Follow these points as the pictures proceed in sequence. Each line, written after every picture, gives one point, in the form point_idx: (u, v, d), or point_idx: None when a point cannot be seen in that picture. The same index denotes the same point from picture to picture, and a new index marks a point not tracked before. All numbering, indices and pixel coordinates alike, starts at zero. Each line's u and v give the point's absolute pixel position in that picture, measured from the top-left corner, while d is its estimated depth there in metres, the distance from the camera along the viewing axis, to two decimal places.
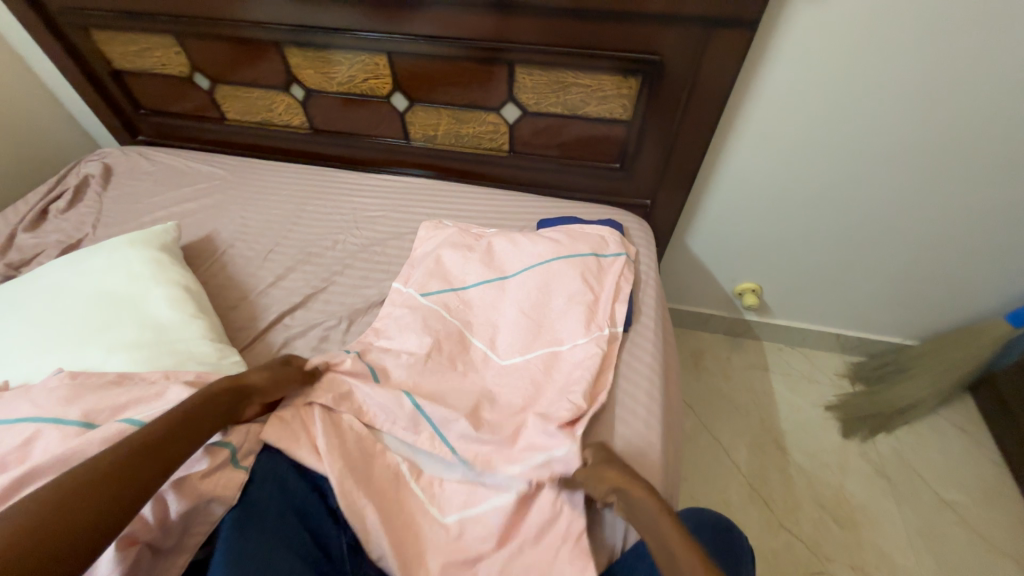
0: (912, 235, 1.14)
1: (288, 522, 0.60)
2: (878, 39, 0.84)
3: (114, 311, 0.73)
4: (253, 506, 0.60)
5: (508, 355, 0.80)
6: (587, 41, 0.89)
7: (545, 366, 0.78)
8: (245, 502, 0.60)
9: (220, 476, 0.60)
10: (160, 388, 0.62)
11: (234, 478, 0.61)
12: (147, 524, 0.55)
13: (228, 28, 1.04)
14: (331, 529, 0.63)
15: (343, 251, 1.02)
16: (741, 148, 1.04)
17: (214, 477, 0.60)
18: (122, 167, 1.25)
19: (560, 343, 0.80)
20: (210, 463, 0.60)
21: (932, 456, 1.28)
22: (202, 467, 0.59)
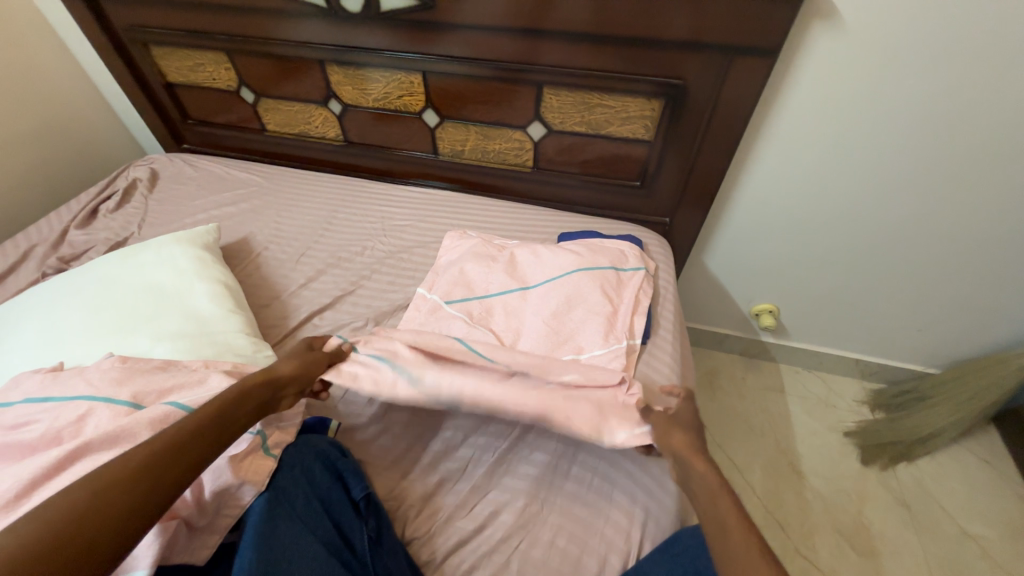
0: (933, 260, 1.14)
1: (312, 512, 0.62)
2: (897, 68, 0.87)
3: (160, 303, 0.77)
4: (282, 491, 0.62)
5: None
6: (613, 64, 0.94)
7: None
8: (275, 488, 0.62)
9: (251, 461, 0.63)
10: (201, 376, 0.66)
11: (264, 465, 0.64)
12: (186, 501, 0.58)
13: (276, 46, 1.12)
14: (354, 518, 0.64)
15: (371, 256, 1.07)
16: (761, 170, 1.07)
17: (246, 461, 0.63)
18: (167, 172, 1.33)
19: (579, 352, 0.82)
20: (245, 448, 0.63)
21: (956, 488, 1.24)
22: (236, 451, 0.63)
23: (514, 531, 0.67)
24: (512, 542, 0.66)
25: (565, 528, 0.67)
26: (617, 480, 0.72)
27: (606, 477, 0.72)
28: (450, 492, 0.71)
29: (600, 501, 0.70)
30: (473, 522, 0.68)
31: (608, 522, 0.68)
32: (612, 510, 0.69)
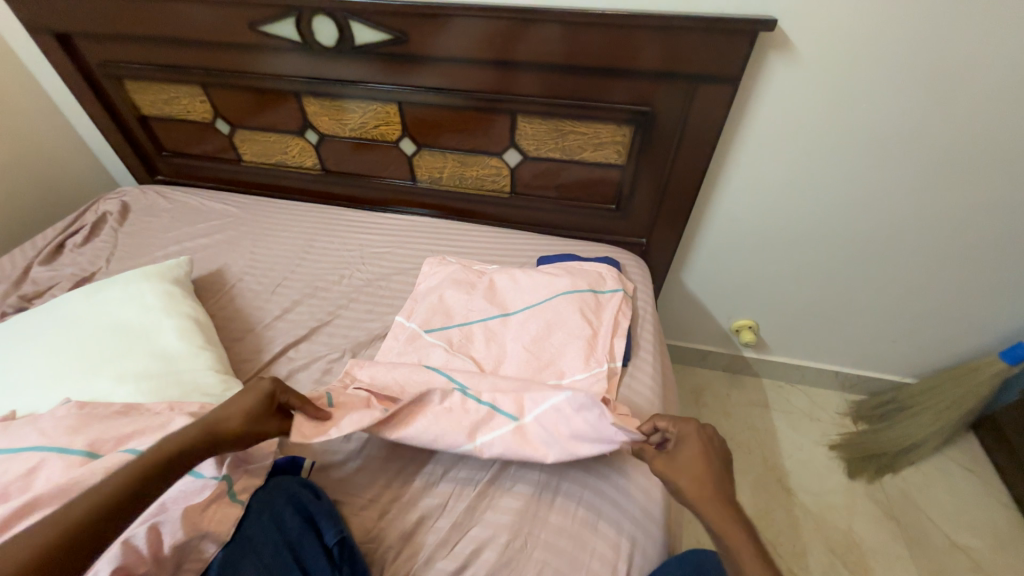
0: (900, 273, 1.18)
1: (281, 564, 0.59)
2: (852, 93, 0.91)
3: (124, 342, 0.74)
4: (246, 542, 0.60)
5: None
6: (585, 93, 0.97)
7: None
8: (238, 539, 0.60)
9: (216, 510, 0.60)
10: (165, 419, 0.63)
11: (230, 512, 0.61)
12: (142, 558, 0.55)
13: (251, 79, 1.12)
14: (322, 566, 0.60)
15: (348, 285, 1.05)
16: (732, 190, 1.10)
17: (210, 511, 0.60)
18: (139, 204, 1.30)
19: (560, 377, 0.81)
20: (208, 496, 0.60)
21: (940, 497, 1.25)
22: (198, 501, 0.60)
23: (497, 569, 0.65)
24: None
25: (550, 564, 0.65)
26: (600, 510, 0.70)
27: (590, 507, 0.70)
28: (430, 529, 0.68)
29: (586, 533, 0.68)
30: (455, 561, 0.66)
31: (593, 554, 0.66)
32: (598, 542, 0.67)
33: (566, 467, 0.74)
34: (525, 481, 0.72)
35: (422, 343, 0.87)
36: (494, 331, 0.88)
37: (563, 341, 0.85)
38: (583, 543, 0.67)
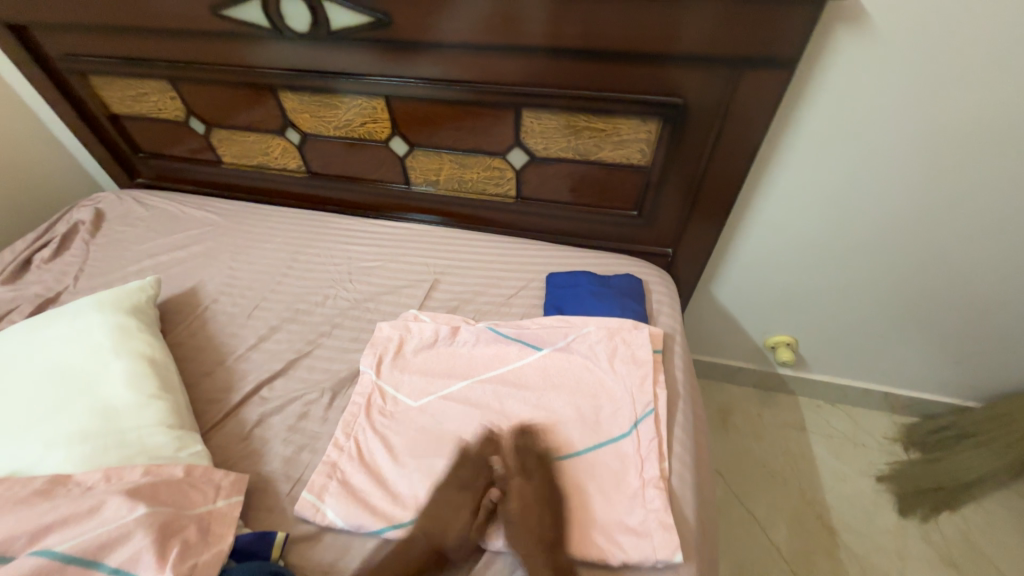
0: (974, 288, 1.01)
1: None
2: (942, 74, 0.73)
3: (64, 393, 0.64)
4: None
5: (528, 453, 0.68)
6: (604, 82, 0.81)
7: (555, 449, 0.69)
8: None
9: None
10: (97, 500, 0.53)
11: None
12: None
13: (222, 72, 0.99)
14: None
15: (332, 307, 0.94)
16: (778, 193, 0.94)
17: None
18: (115, 212, 1.20)
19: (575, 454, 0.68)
20: None
21: (1007, 539, 1.10)
22: None
23: None
24: None
25: None
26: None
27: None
28: None
29: None
30: None
31: None
32: None
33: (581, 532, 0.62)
34: None
35: (433, 369, 0.79)
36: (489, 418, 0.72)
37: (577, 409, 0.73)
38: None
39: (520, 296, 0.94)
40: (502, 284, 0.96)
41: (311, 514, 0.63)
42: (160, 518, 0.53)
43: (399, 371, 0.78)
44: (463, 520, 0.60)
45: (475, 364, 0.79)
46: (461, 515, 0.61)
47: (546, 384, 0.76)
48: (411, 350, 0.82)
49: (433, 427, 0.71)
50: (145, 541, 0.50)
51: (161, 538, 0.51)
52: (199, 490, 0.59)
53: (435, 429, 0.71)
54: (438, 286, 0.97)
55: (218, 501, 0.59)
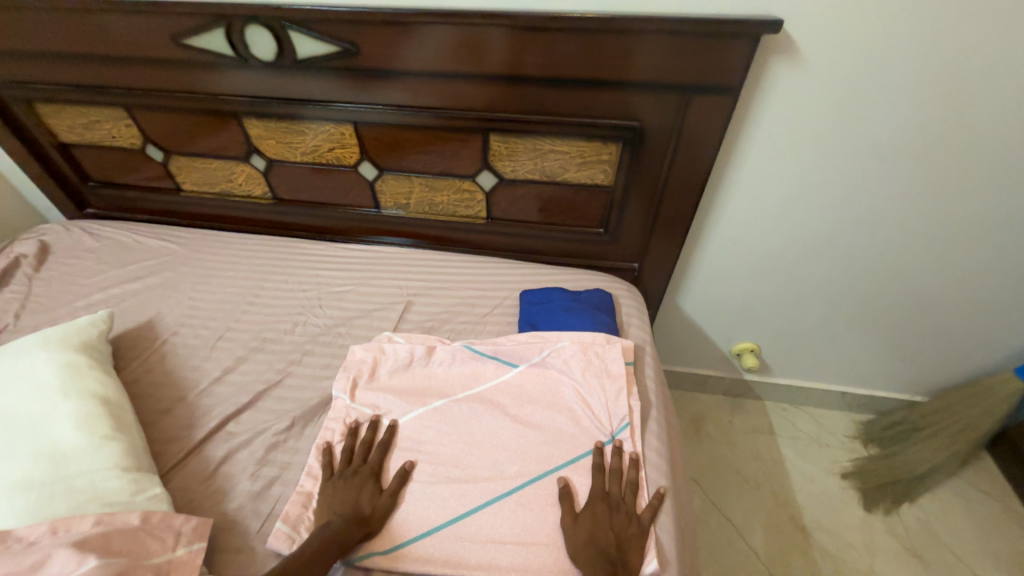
0: (909, 289, 1.10)
1: None
2: (865, 98, 0.81)
3: (4, 440, 0.59)
4: None
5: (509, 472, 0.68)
6: (566, 107, 0.85)
7: (535, 466, 0.68)
8: None
9: None
10: (41, 555, 0.49)
11: None
12: None
13: (183, 99, 0.97)
14: None
15: (302, 334, 0.91)
16: (733, 208, 1.00)
17: None
18: (62, 244, 1.13)
19: (556, 470, 0.68)
20: None
21: (961, 525, 1.17)
22: None
23: None
24: None
25: None
26: None
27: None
28: None
29: None
30: None
31: None
32: None
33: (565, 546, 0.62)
34: None
35: (408, 391, 0.78)
36: (467, 438, 0.71)
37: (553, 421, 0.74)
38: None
39: (495, 315, 0.94)
40: (476, 304, 0.97)
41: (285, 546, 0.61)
42: (113, 571, 0.48)
43: (373, 395, 0.77)
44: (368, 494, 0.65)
45: (450, 383, 0.79)
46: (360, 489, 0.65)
47: (523, 401, 0.76)
48: (385, 372, 0.80)
49: (414, 450, 0.70)
50: None
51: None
52: (157, 538, 0.55)
53: (414, 455, 0.70)
54: (412, 308, 0.96)
55: (179, 549, 0.55)
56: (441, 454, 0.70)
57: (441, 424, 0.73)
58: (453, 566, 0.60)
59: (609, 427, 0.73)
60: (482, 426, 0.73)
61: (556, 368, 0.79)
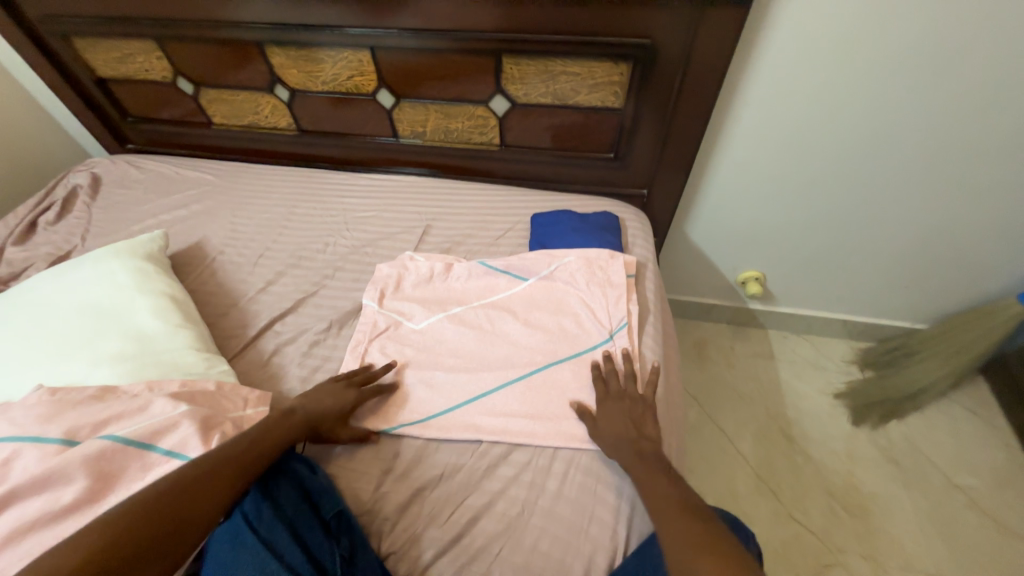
0: (919, 217, 1.10)
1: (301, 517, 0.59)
2: (885, 6, 0.79)
3: (98, 324, 0.71)
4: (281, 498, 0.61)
5: (519, 362, 0.77)
6: (577, 25, 0.86)
7: (543, 358, 0.77)
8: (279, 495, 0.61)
9: None
10: (145, 401, 0.61)
11: None
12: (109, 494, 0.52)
13: (208, 28, 1.01)
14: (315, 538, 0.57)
15: (333, 253, 1.00)
16: (743, 131, 1.00)
17: None
18: (111, 176, 1.23)
19: (561, 361, 0.77)
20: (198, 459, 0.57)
21: (945, 439, 1.24)
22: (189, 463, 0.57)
23: (495, 538, 0.63)
24: (493, 550, 0.62)
25: (549, 531, 0.63)
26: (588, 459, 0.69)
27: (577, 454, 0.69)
28: (427, 500, 0.66)
29: (585, 499, 0.65)
30: (450, 531, 0.63)
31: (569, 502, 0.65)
32: (597, 507, 0.64)
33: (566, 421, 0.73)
34: (523, 449, 0.70)
35: (429, 299, 0.87)
36: (483, 335, 0.81)
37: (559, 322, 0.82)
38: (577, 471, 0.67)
39: (508, 236, 1.01)
40: (491, 226, 1.03)
41: None
42: (201, 414, 0.61)
43: (398, 300, 0.87)
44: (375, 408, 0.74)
45: (468, 294, 0.88)
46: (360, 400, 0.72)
47: (533, 307, 0.84)
48: (407, 285, 0.90)
49: (436, 344, 0.81)
50: (191, 428, 0.59)
51: (205, 427, 0.60)
52: (230, 400, 0.67)
53: (436, 349, 0.80)
54: (431, 231, 1.04)
55: (248, 409, 0.67)
56: (460, 348, 0.80)
57: (459, 325, 0.82)
58: (470, 430, 0.71)
59: (609, 327, 0.80)
60: (495, 326, 0.82)
61: (564, 280, 0.87)
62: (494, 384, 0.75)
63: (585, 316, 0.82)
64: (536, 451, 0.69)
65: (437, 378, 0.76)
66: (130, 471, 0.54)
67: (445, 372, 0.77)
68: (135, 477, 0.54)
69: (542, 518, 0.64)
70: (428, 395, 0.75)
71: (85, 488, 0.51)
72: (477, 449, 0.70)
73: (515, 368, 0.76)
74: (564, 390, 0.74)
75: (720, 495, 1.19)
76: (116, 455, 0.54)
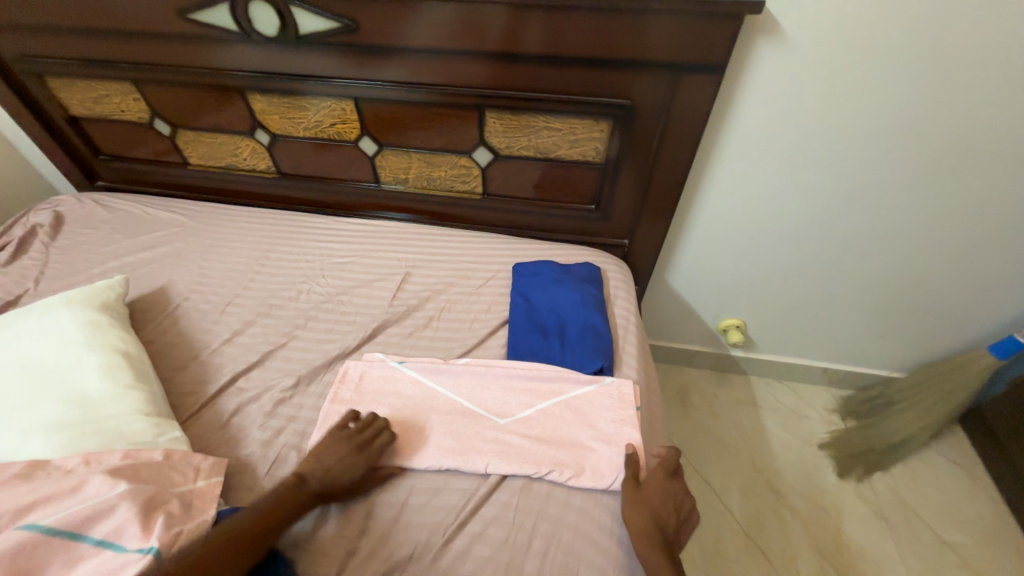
0: (890, 269, 1.13)
1: None
2: (849, 75, 0.84)
3: (38, 386, 0.65)
4: None
5: (523, 457, 0.69)
6: (559, 84, 0.88)
7: (552, 457, 0.69)
8: None
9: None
10: (79, 481, 0.56)
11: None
12: None
13: (187, 73, 1.00)
14: None
15: (306, 301, 0.96)
16: (720, 184, 1.03)
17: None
18: (74, 215, 1.18)
19: (562, 472, 0.67)
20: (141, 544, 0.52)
21: (929, 493, 1.23)
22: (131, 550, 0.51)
23: None
24: None
25: None
26: (571, 533, 0.64)
27: (555, 528, 0.64)
28: None
29: None
30: None
31: None
32: None
33: (548, 487, 0.68)
34: (498, 524, 0.64)
35: (399, 397, 0.77)
36: (479, 432, 0.72)
37: (570, 429, 0.73)
38: (564, 534, 0.63)
39: (489, 286, 0.99)
40: (471, 276, 1.01)
41: None
42: (144, 494, 0.56)
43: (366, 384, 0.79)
44: (642, 496, 0.66)
45: (449, 390, 0.78)
46: (680, 496, 0.68)
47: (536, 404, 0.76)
48: (374, 387, 0.79)
49: (418, 408, 0.75)
50: (129, 513, 0.53)
51: (147, 510, 0.54)
52: (181, 472, 0.61)
53: (419, 433, 0.72)
54: (410, 279, 1.01)
55: (199, 482, 0.62)
56: (446, 443, 0.70)
57: (446, 423, 0.73)
58: (442, 502, 0.66)
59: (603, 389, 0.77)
60: (489, 423, 0.73)
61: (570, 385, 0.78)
62: (488, 465, 0.68)
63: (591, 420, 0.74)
64: (515, 526, 0.64)
65: (424, 450, 0.70)
66: (53, 566, 0.49)
67: (433, 444, 0.70)
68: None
69: None
70: (415, 462, 0.69)
71: None
72: (450, 522, 0.64)
73: (522, 455, 0.69)
74: (547, 450, 0.70)
75: (709, 555, 1.14)
76: (36, 551, 0.49)
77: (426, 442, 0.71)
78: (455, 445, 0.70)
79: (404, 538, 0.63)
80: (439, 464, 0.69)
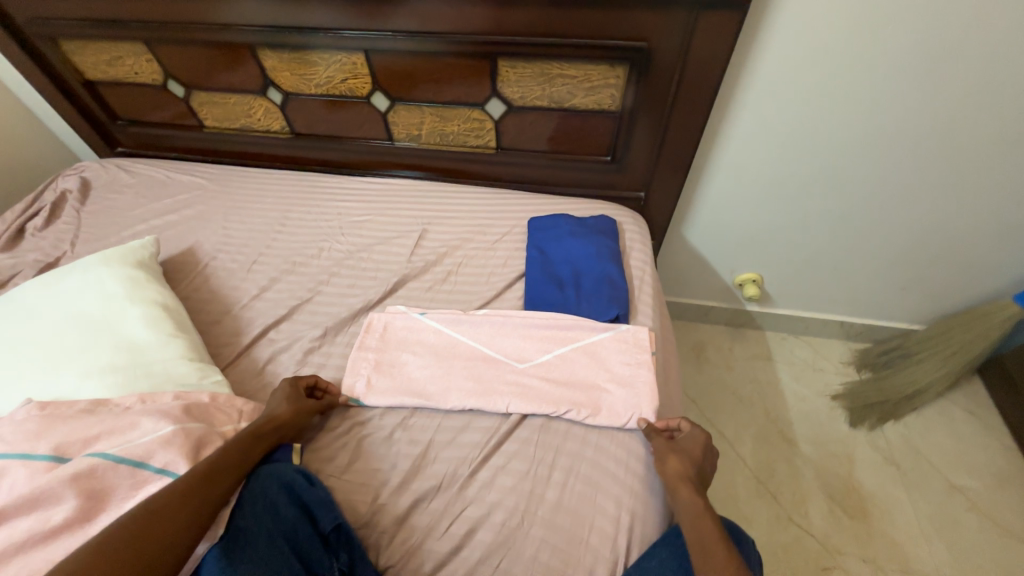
0: (917, 218, 1.10)
1: (302, 531, 0.59)
2: (885, 7, 0.78)
3: (89, 335, 0.70)
4: (268, 503, 0.59)
5: (543, 399, 0.72)
6: (574, 27, 0.85)
7: (571, 398, 0.72)
8: (260, 498, 0.59)
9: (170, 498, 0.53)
10: (135, 418, 0.61)
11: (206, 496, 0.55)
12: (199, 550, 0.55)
13: (197, 30, 0.99)
14: (311, 544, 0.59)
15: (328, 259, 0.99)
16: (741, 132, 1.00)
17: (162, 503, 0.52)
18: (100, 181, 1.21)
19: (580, 411, 0.71)
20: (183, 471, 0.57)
21: (942, 441, 1.25)
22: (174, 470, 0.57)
23: (493, 550, 0.61)
24: (492, 562, 0.61)
25: (549, 542, 0.61)
26: (589, 466, 0.67)
27: (574, 462, 0.68)
28: (425, 511, 0.64)
29: (584, 510, 0.64)
30: (447, 544, 0.62)
31: (568, 511, 0.64)
32: (597, 517, 0.63)
33: (567, 425, 0.71)
34: (520, 458, 0.68)
35: (423, 346, 0.81)
36: (500, 376, 0.76)
37: (587, 373, 0.76)
38: (583, 468, 0.67)
39: (505, 240, 1.00)
40: (487, 231, 1.02)
41: (378, 390, 0.75)
42: (192, 434, 0.61)
43: (392, 333, 0.83)
44: (679, 448, 0.66)
45: (470, 339, 0.81)
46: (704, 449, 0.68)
47: (554, 350, 0.78)
48: (399, 336, 0.83)
49: (441, 355, 0.79)
50: (182, 445, 0.59)
51: (197, 446, 0.60)
52: (224, 412, 0.67)
53: (443, 378, 0.76)
54: (427, 235, 1.02)
55: (241, 423, 0.67)
56: (469, 386, 0.74)
57: (467, 369, 0.76)
58: (466, 439, 0.71)
59: (619, 336, 0.79)
60: (509, 368, 0.77)
61: (587, 332, 0.80)
62: (509, 406, 0.72)
63: (608, 364, 0.77)
64: (536, 460, 0.68)
65: (449, 392, 0.74)
66: (121, 489, 0.55)
67: (457, 387, 0.74)
68: (126, 496, 0.55)
69: (540, 528, 0.62)
70: (440, 403, 0.73)
71: (76, 509, 0.52)
72: (474, 457, 0.69)
73: (542, 397, 0.73)
74: (565, 392, 0.73)
75: (719, 499, 1.19)
76: (106, 474, 0.55)
77: (450, 385, 0.75)
78: (478, 388, 0.74)
79: (432, 471, 0.68)
80: (462, 405, 0.73)
